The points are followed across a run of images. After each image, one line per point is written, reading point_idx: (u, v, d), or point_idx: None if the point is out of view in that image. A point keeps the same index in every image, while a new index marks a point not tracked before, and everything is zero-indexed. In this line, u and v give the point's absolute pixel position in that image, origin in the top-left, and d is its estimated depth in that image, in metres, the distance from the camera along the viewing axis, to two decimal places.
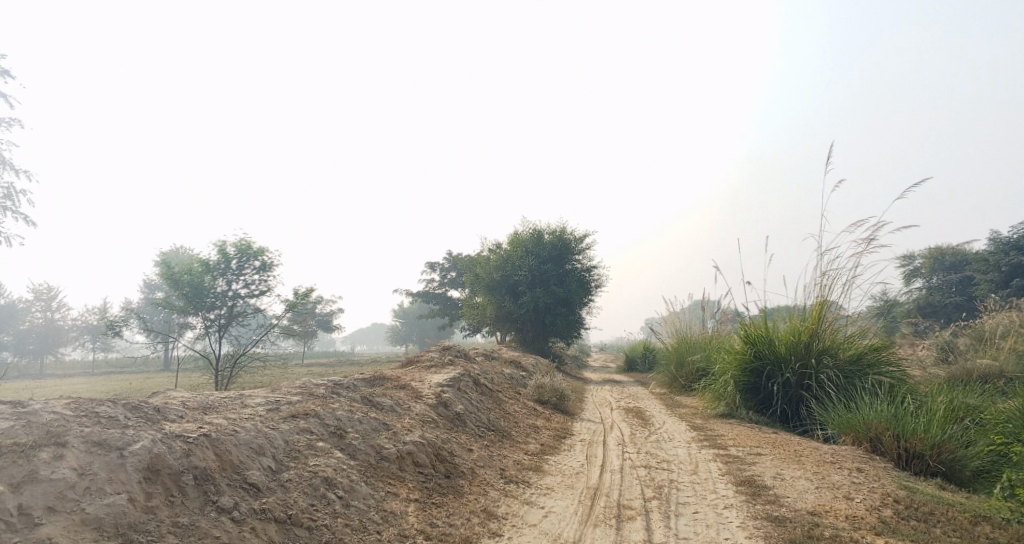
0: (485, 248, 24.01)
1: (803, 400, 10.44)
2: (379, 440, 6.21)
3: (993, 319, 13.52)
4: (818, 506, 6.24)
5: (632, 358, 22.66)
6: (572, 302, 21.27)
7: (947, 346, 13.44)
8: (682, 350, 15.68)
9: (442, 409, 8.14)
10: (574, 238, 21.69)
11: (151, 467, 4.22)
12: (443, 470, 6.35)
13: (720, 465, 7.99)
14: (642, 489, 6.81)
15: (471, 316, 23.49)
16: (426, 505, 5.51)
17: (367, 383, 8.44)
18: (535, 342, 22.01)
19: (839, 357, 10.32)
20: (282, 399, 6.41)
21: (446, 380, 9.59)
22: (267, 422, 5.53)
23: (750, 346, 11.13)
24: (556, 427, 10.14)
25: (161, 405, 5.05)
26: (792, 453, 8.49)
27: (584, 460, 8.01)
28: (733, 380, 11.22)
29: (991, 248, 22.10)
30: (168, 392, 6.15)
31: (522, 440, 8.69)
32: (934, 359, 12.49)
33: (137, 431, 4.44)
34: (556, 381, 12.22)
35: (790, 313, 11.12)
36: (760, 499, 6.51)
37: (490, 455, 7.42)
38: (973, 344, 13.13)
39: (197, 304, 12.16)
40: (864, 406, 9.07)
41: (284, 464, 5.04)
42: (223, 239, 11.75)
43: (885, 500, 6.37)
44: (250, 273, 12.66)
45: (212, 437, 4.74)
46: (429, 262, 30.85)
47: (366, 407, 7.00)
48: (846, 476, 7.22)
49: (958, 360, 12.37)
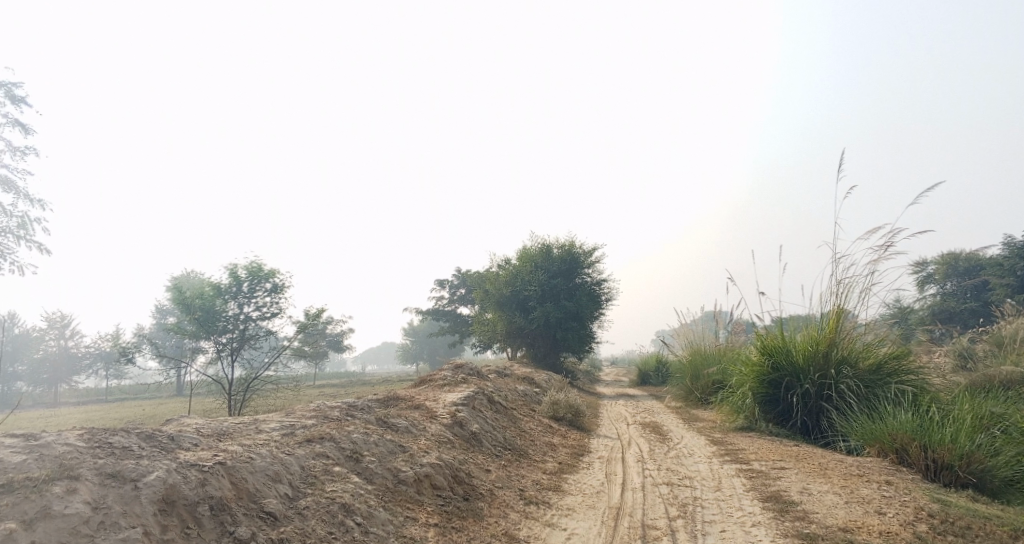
0: (494, 264, 23.93)
1: (824, 411, 10.23)
2: (396, 463, 6.09)
3: (1011, 324, 13.29)
4: (849, 523, 6.05)
5: (645, 371, 22.43)
6: (583, 316, 21.11)
7: (964, 352, 13.21)
8: (697, 363, 15.48)
9: (458, 429, 8.01)
10: (584, 252, 21.57)
11: (166, 498, 4.12)
12: (461, 492, 6.22)
13: (744, 481, 7.79)
14: (666, 507, 6.64)
15: (482, 333, 23.35)
16: (447, 529, 5.37)
17: (381, 405, 8.32)
18: (547, 357, 21.85)
19: (858, 366, 10.11)
20: (296, 423, 6.31)
21: (460, 398, 9.46)
22: (283, 448, 5.42)
23: (767, 357, 10.93)
24: (573, 444, 9.96)
25: (175, 433, 4.95)
26: (817, 466, 8.28)
27: (604, 478, 7.83)
28: (751, 392, 11.02)
29: (1005, 252, 21.87)
30: (181, 419, 6.05)
31: (539, 459, 8.53)
32: (953, 366, 12.25)
33: (152, 461, 4.35)
34: (571, 397, 12.06)
35: (807, 323, 10.94)
36: (788, 515, 6.33)
37: (508, 475, 7.27)
38: (992, 349, 12.89)
39: (209, 328, 12.10)
40: (888, 417, 8.85)
41: (301, 491, 4.93)
42: (234, 262, 11.71)
43: (918, 514, 6.17)
44: (261, 295, 12.61)
45: (228, 465, 4.64)
46: (438, 280, 30.77)
47: (381, 429, 6.88)
48: (876, 490, 7.01)
49: (978, 367, 12.14)
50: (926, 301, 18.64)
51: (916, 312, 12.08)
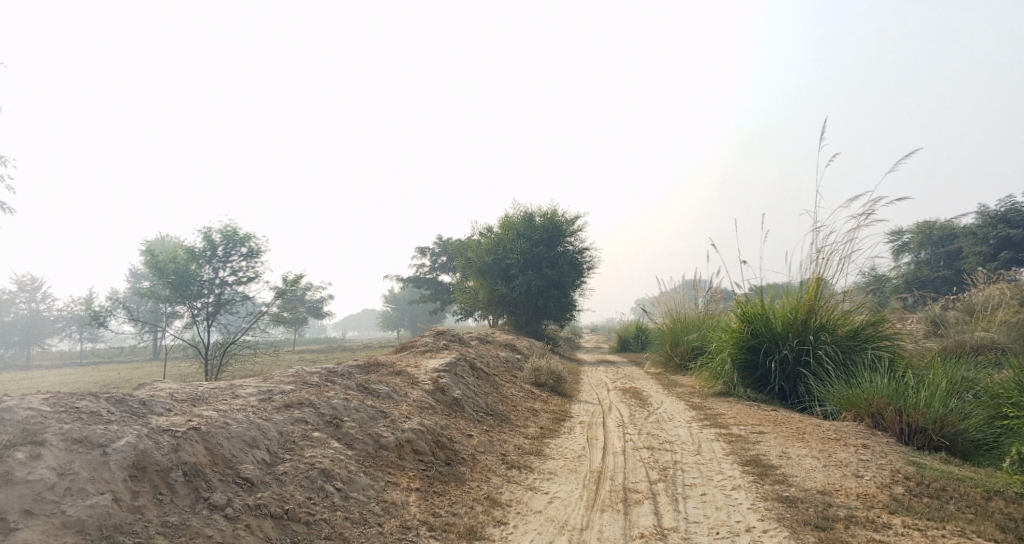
0: (475, 232, 23.72)
1: (801, 377, 10.32)
2: (377, 428, 6.01)
3: (982, 292, 13.46)
4: (827, 485, 6.11)
5: (625, 338, 22.57)
6: (565, 284, 21.07)
7: (935, 319, 13.38)
8: (677, 330, 15.54)
9: (439, 395, 7.94)
10: (566, 219, 21.44)
11: (137, 464, 3.99)
12: (443, 457, 6.17)
13: (724, 445, 7.85)
14: (647, 471, 6.66)
15: (463, 300, 23.27)
16: (428, 494, 5.32)
17: (361, 370, 8.21)
18: (528, 325, 21.86)
19: (836, 332, 10.19)
20: (275, 389, 6.19)
21: (442, 365, 9.38)
22: (260, 413, 5.30)
23: (746, 324, 10.98)
24: (554, 410, 9.95)
25: (147, 398, 4.80)
26: (796, 430, 8.35)
27: (586, 443, 7.84)
28: (730, 358, 11.09)
29: (979, 222, 22.17)
30: (155, 384, 5.90)
31: (521, 424, 8.51)
32: (925, 331, 12.41)
33: (122, 427, 4.21)
34: (553, 364, 12.04)
35: (786, 290, 10.99)
36: (768, 479, 6.37)
37: (490, 441, 7.23)
38: (963, 317, 13.06)
39: (183, 293, 11.86)
40: (864, 382, 8.94)
41: (279, 456, 4.83)
42: (209, 226, 11.42)
43: (895, 477, 6.24)
44: (237, 260, 12.36)
45: (202, 430, 4.51)
46: (419, 248, 30.51)
47: (361, 395, 6.78)
48: (853, 454, 7.09)
49: (950, 333, 12.32)
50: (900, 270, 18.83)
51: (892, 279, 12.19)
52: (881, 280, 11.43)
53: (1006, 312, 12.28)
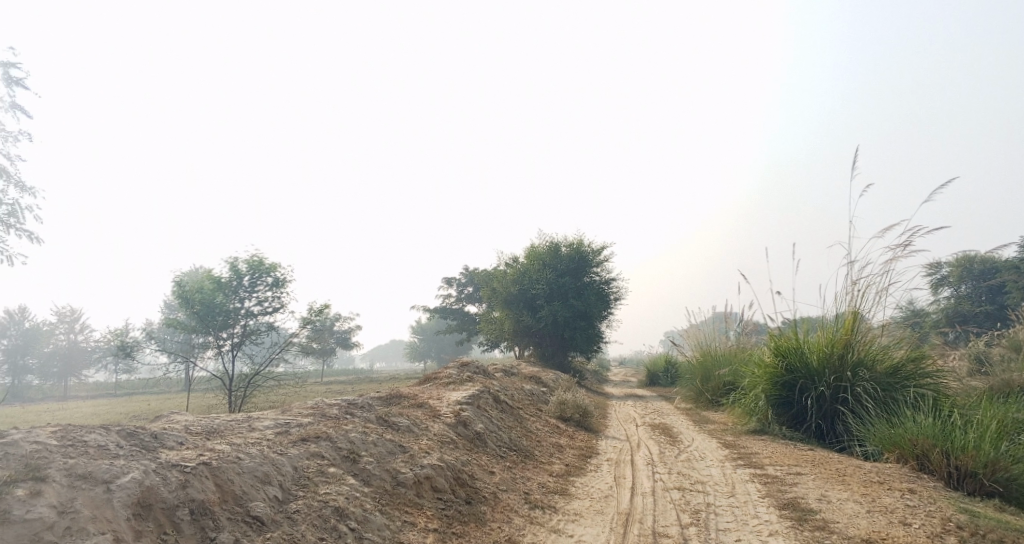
0: (501, 262, 23.62)
1: (839, 415, 9.88)
2: (395, 464, 5.81)
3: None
4: (872, 533, 5.72)
5: (654, 371, 22.12)
6: (592, 315, 20.79)
7: (979, 356, 12.79)
8: (708, 365, 15.11)
9: (462, 428, 7.72)
10: (593, 250, 21.23)
11: (142, 502, 3.85)
12: (463, 495, 5.94)
13: (759, 486, 7.46)
14: (677, 514, 6.33)
15: (489, 331, 23.10)
16: (446, 535, 5.08)
17: (382, 403, 8.04)
18: (554, 356, 21.58)
19: (875, 369, 9.76)
20: (292, 421, 6.03)
21: (465, 397, 9.17)
22: (275, 447, 5.14)
23: (780, 359, 10.58)
24: (580, 446, 9.65)
25: (159, 430, 4.69)
26: (835, 472, 7.92)
27: (613, 482, 7.52)
28: (764, 394, 10.69)
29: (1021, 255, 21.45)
30: (172, 416, 5.80)
31: (545, 460, 8.23)
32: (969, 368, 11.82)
33: (129, 461, 4.09)
34: (579, 397, 11.74)
35: (821, 323, 10.58)
36: (807, 525, 5.99)
37: (513, 478, 6.98)
38: (1009, 353, 12.45)
39: (208, 323, 11.86)
40: (907, 421, 8.49)
41: (292, 493, 4.65)
42: (235, 256, 11.46)
43: (946, 526, 5.82)
44: (263, 290, 12.38)
45: (213, 465, 4.37)
46: (446, 279, 30.51)
47: (380, 428, 6.60)
48: (899, 499, 6.66)
49: (995, 370, 11.73)
50: (939, 304, 18.18)
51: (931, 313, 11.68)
52: (918, 315, 10.99)
53: None
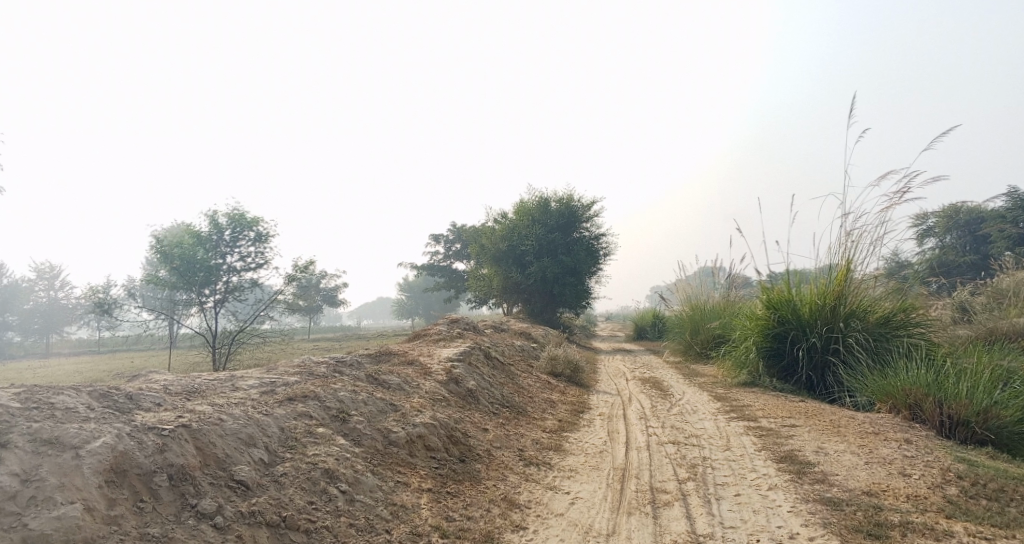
0: (489, 218, 23.24)
1: (830, 366, 9.82)
2: (387, 423, 5.61)
3: (1011, 277, 12.87)
4: (872, 485, 5.64)
5: (642, 326, 22.14)
6: (581, 271, 20.61)
7: (962, 305, 12.81)
8: (697, 318, 15.03)
9: (453, 386, 7.54)
10: (582, 205, 20.88)
11: (115, 468, 3.63)
12: (457, 453, 5.78)
13: (754, 439, 7.39)
14: (674, 469, 6.22)
15: (478, 288, 22.89)
16: (441, 495, 4.92)
17: (372, 360, 7.82)
18: (544, 312, 21.48)
19: (867, 319, 9.65)
20: (277, 380, 5.80)
21: (456, 354, 8.99)
22: (259, 407, 4.92)
23: (772, 312, 10.46)
24: (573, 401, 9.54)
25: (135, 391, 4.45)
26: (830, 424, 7.85)
27: (607, 437, 7.41)
28: (755, 346, 10.60)
29: (1006, 205, 21.46)
30: (149, 376, 5.54)
31: (538, 416, 8.10)
32: (953, 314, 11.81)
33: (101, 425, 3.85)
34: (570, 352, 11.61)
35: (813, 276, 10.44)
36: (807, 478, 5.90)
37: (507, 435, 6.83)
38: (991, 301, 12.47)
39: (189, 280, 11.52)
40: (900, 371, 8.42)
41: (278, 456, 4.45)
42: (215, 210, 11.06)
43: (946, 477, 5.75)
44: (245, 245, 12.02)
45: (193, 428, 4.14)
46: (433, 235, 30.07)
47: (370, 387, 6.40)
48: (896, 450, 6.60)
49: (980, 319, 11.72)
50: (923, 255, 18.17)
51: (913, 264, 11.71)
52: (902, 267, 10.94)
53: None
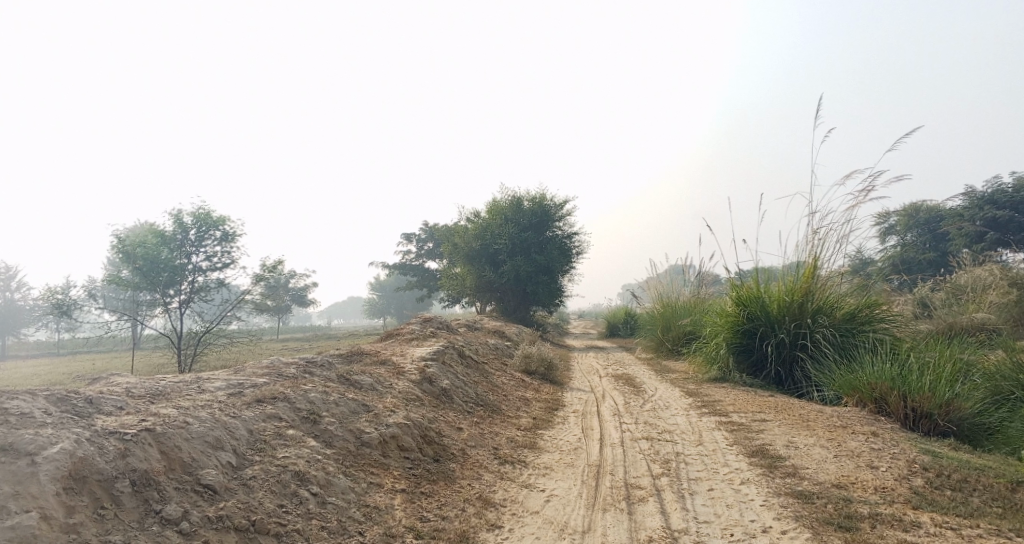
0: (461, 217, 23.14)
1: (798, 361, 9.96)
2: (359, 423, 5.53)
3: (968, 273, 13.24)
4: (842, 478, 5.72)
5: (614, 323, 22.27)
6: (554, 269, 20.65)
7: (922, 300, 13.15)
8: (668, 315, 15.15)
9: (427, 385, 7.47)
10: (554, 204, 20.91)
11: (74, 475, 3.50)
12: (431, 453, 5.72)
13: (726, 434, 7.46)
14: (648, 464, 6.25)
15: (450, 287, 22.78)
16: (414, 496, 4.85)
17: (343, 360, 7.71)
18: (517, 311, 21.47)
19: (834, 315, 9.82)
20: (246, 381, 5.67)
21: (429, 353, 8.92)
22: (227, 410, 4.79)
23: (741, 309, 10.60)
24: (546, 399, 9.53)
25: (96, 394, 4.30)
26: (799, 418, 7.96)
27: (581, 434, 7.41)
28: (725, 342, 10.72)
29: (965, 203, 22.04)
30: (111, 379, 5.37)
31: (512, 414, 8.07)
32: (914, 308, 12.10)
33: (58, 430, 3.71)
34: (543, 350, 11.60)
35: (781, 273, 10.59)
36: (778, 472, 5.96)
37: (481, 434, 6.79)
38: (949, 296, 12.81)
39: (153, 280, 11.24)
40: (866, 365, 8.58)
41: (247, 458, 4.34)
42: (179, 209, 10.80)
43: (912, 468, 5.86)
44: (211, 244, 11.77)
45: (157, 432, 4.02)
46: (405, 234, 29.85)
47: (342, 387, 6.30)
48: (864, 442, 6.71)
49: (940, 313, 12.01)
50: (885, 252, 18.60)
51: (876, 262, 11.98)
52: (866, 264, 11.17)
53: (997, 293, 11.94)
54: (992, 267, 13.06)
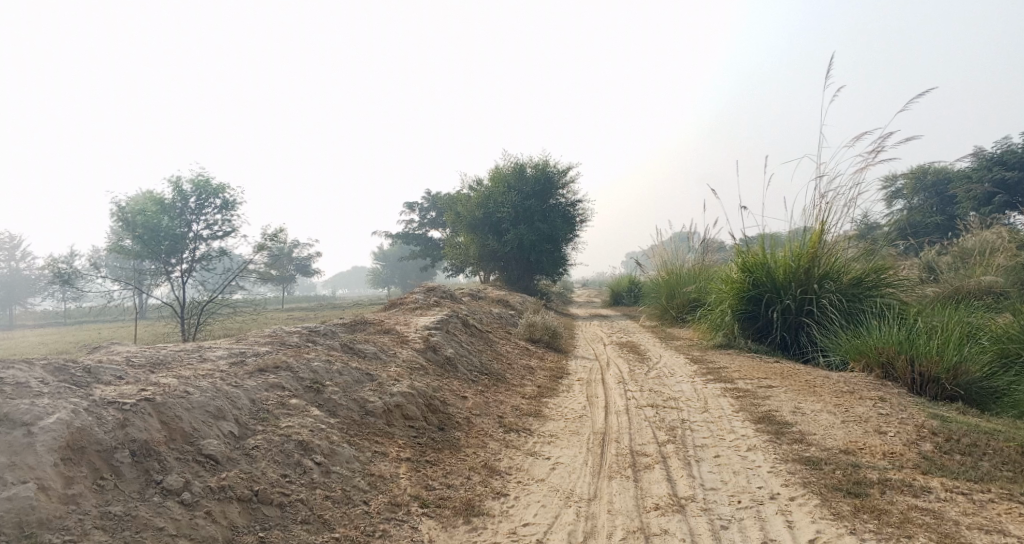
0: (464, 186, 22.89)
1: (803, 327, 9.89)
2: (363, 393, 5.48)
3: (976, 236, 13.07)
4: (849, 443, 5.68)
5: (618, 291, 22.20)
6: (558, 237, 20.53)
7: (928, 264, 13.01)
8: (672, 283, 15.05)
9: (431, 354, 7.44)
10: (558, 171, 20.66)
11: (72, 445, 3.45)
12: (436, 422, 5.68)
13: (732, 400, 7.41)
14: (654, 431, 6.21)
15: (454, 256, 22.69)
16: (420, 465, 4.82)
17: (347, 329, 7.66)
18: (521, 280, 21.42)
19: (840, 281, 9.70)
20: (248, 351, 5.62)
21: (433, 322, 8.87)
22: (229, 379, 4.74)
23: (747, 275, 10.49)
24: (551, 367, 9.50)
25: (94, 364, 4.25)
26: (805, 384, 7.90)
27: (586, 402, 7.38)
28: (730, 309, 10.64)
29: (974, 165, 21.67)
30: (112, 349, 5.33)
31: (517, 383, 8.03)
32: (920, 272, 11.98)
33: (55, 400, 3.66)
34: (547, 319, 11.55)
35: (788, 238, 10.45)
36: (785, 438, 5.92)
37: (486, 402, 6.76)
38: (956, 260, 12.66)
39: (155, 249, 11.17)
40: (873, 330, 8.48)
41: (250, 428, 4.30)
42: (178, 176, 10.66)
43: (921, 433, 5.80)
44: (211, 212, 11.65)
45: (157, 401, 3.97)
46: (408, 203, 29.62)
47: (345, 356, 6.26)
48: (871, 408, 6.65)
49: (947, 276, 11.88)
50: (891, 216, 18.38)
51: (883, 226, 11.83)
52: (872, 229, 11.02)
53: (1006, 257, 11.78)
54: (1001, 230, 12.86)
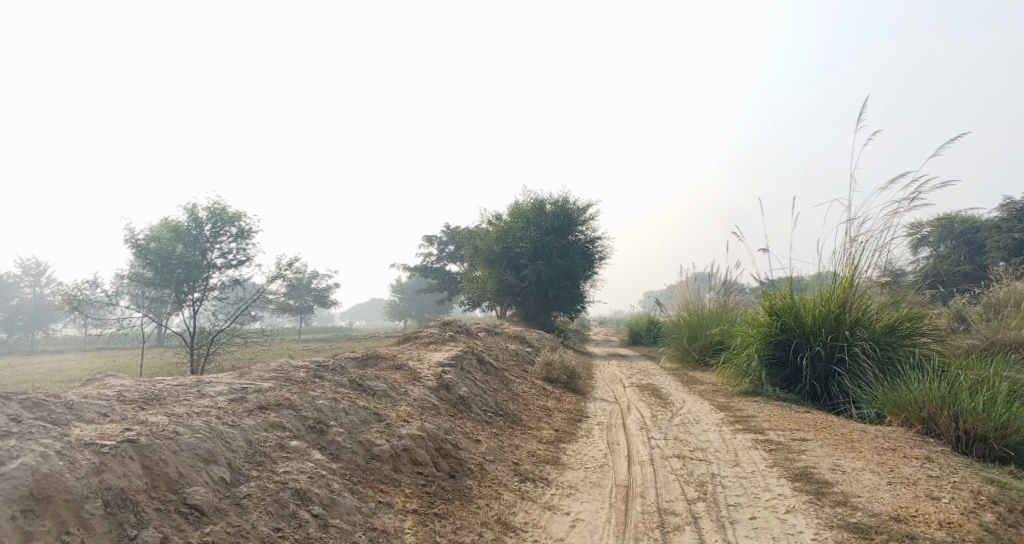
0: (483, 220, 22.70)
1: (834, 376, 9.34)
2: (369, 435, 5.09)
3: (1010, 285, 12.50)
4: (900, 509, 5.15)
5: (637, 331, 21.70)
6: (576, 274, 20.14)
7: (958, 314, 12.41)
8: (695, 324, 14.54)
9: (444, 393, 7.02)
10: (578, 208, 20.41)
11: (37, 494, 3.12)
12: (446, 468, 5.26)
13: (765, 454, 6.89)
14: (681, 486, 5.74)
15: (471, 290, 22.36)
16: (427, 518, 4.40)
17: (357, 364, 7.30)
18: (538, 316, 20.98)
19: (873, 328, 9.19)
20: (250, 386, 5.26)
21: (447, 358, 8.47)
22: (225, 418, 4.38)
23: (775, 319, 10.01)
24: (569, 409, 9.03)
25: (77, 400, 3.95)
26: (842, 438, 7.35)
27: (607, 449, 6.90)
28: (757, 354, 10.13)
29: (1003, 215, 21.16)
30: (106, 381, 5.00)
31: (534, 426, 7.58)
32: (951, 321, 11.41)
33: (23, 442, 3.33)
34: (566, 358, 11.10)
35: (818, 281, 9.97)
36: (827, 500, 5.41)
37: (501, 447, 6.33)
38: (989, 310, 12.06)
39: (167, 276, 11.06)
40: (912, 382, 7.94)
41: (243, 474, 3.93)
42: (193, 203, 10.52)
43: (980, 500, 5.26)
44: (226, 240, 11.47)
45: (140, 444, 3.64)
46: (427, 236, 29.50)
47: (353, 394, 5.88)
48: (919, 469, 6.11)
49: (981, 325, 11.31)
50: (917, 264, 17.81)
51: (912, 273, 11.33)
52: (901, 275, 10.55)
53: None
54: None
